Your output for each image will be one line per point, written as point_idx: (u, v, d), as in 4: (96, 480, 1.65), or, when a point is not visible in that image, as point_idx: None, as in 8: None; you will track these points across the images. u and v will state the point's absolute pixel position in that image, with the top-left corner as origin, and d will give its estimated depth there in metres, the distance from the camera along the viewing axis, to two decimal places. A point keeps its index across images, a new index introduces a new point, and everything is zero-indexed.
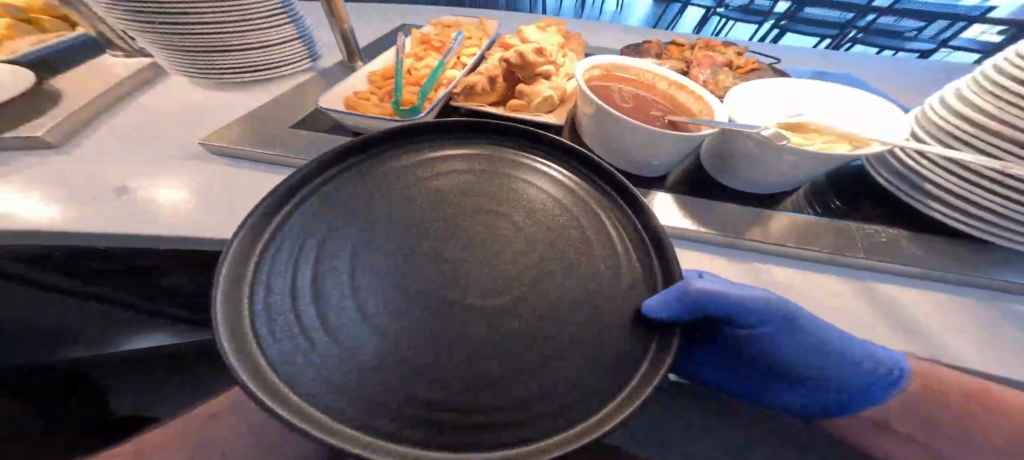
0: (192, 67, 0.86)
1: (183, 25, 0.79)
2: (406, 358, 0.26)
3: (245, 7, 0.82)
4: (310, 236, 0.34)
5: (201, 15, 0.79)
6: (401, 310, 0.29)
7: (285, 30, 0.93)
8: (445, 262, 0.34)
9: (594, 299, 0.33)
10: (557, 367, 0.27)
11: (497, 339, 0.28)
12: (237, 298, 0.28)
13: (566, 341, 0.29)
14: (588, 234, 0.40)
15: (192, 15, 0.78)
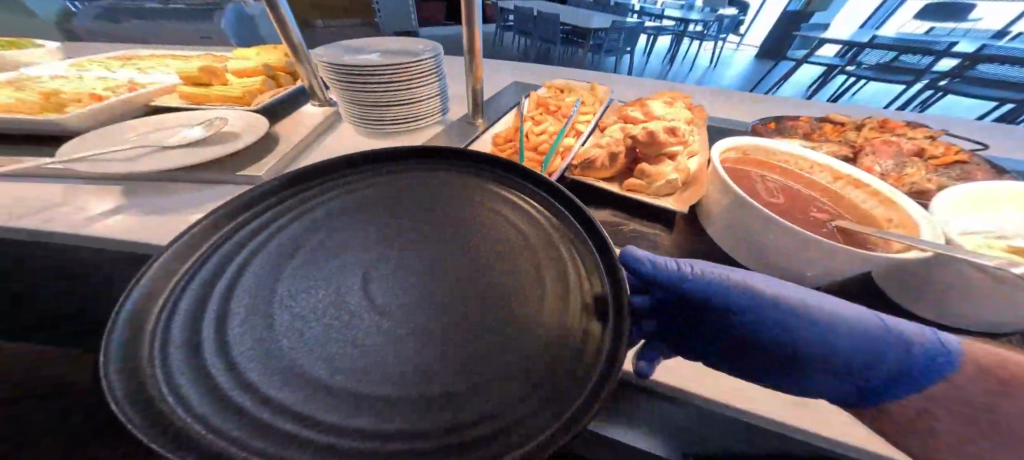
0: (361, 113, 0.91)
1: (357, 77, 0.85)
2: (301, 390, 0.28)
3: (404, 69, 0.85)
4: (236, 266, 0.38)
5: (365, 70, 0.83)
6: (331, 329, 0.34)
7: (430, 85, 0.93)
8: (359, 283, 0.39)
9: (513, 325, 0.36)
10: (461, 383, 0.29)
11: (418, 355, 0.32)
12: (145, 356, 0.30)
13: (447, 349, 0.32)
14: (521, 270, 0.43)
15: (366, 70, 0.83)
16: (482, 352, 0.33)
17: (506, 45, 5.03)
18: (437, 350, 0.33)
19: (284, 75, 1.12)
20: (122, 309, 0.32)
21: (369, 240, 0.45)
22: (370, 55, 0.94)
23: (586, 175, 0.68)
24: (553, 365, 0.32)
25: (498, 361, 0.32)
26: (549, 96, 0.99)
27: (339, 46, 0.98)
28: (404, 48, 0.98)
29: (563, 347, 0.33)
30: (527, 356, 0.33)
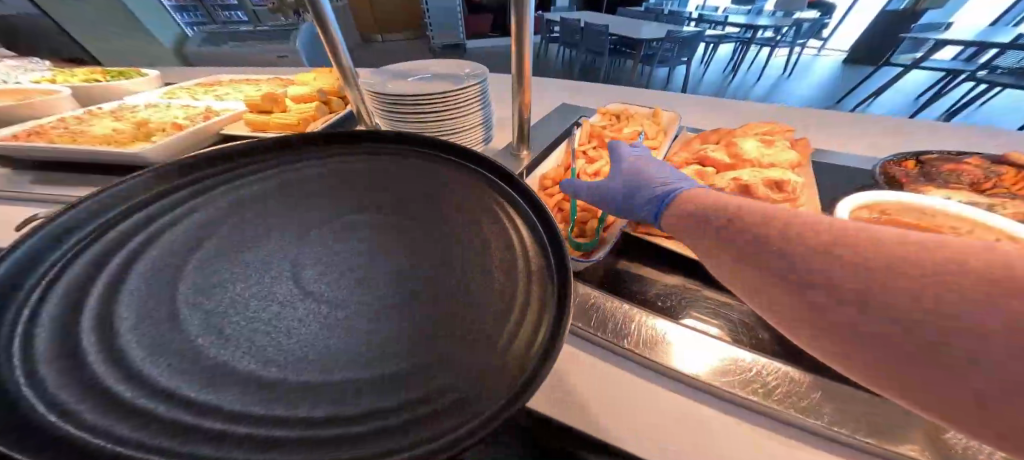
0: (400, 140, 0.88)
1: (400, 104, 0.81)
2: (213, 380, 0.26)
3: (445, 98, 0.80)
4: (147, 250, 0.34)
5: (407, 97, 0.80)
6: (236, 295, 0.31)
7: (473, 113, 0.86)
8: (298, 274, 0.35)
9: (445, 309, 0.33)
10: (390, 378, 0.27)
11: (330, 333, 0.30)
12: (35, 343, 0.26)
13: (372, 346, 0.29)
14: (463, 251, 0.39)
15: (408, 97, 0.80)
16: (394, 340, 0.30)
17: (550, 56, 4.95)
18: (342, 327, 0.30)
19: (336, 99, 1.15)
20: None
21: (308, 209, 0.42)
22: (414, 81, 0.90)
23: None
24: (480, 357, 0.30)
25: (418, 349, 0.30)
26: (603, 124, 0.89)
27: (385, 72, 0.96)
28: (448, 72, 0.94)
29: (499, 344, 0.31)
30: (453, 348, 0.30)
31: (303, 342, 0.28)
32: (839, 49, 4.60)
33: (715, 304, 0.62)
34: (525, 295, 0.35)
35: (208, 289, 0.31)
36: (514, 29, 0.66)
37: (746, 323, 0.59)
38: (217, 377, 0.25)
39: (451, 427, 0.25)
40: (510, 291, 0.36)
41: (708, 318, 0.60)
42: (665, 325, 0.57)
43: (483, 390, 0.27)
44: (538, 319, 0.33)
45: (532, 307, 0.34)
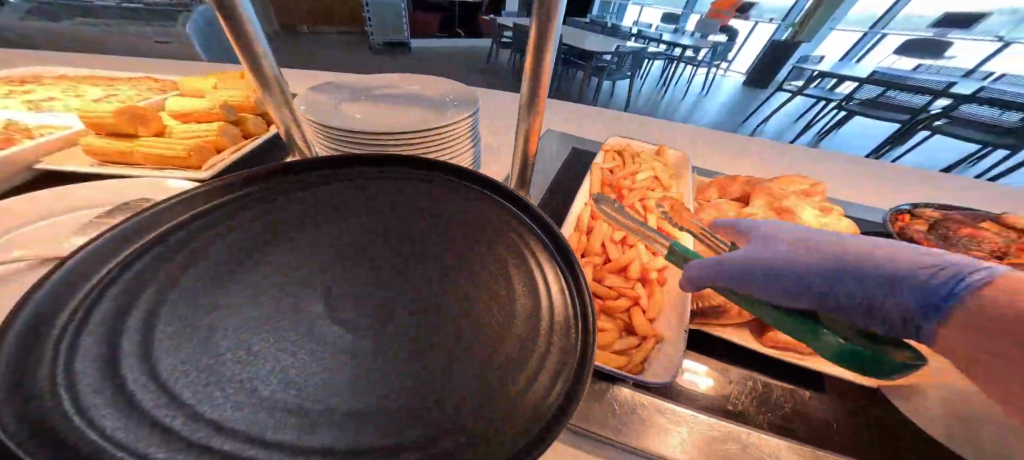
0: None
1: (358, 142, 0.57)
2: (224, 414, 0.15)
3: (423, 135, 0.58)
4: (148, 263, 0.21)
5: (369, 134, 0.56)
6: (229, 291, 0.21)
7: (459, 150, 0.65)
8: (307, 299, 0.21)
9: (433, 334, 0.21)
10: (343, 436, 0.16)
11: (266, 383, 0.17)
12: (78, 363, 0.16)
13: (313, 386, 0.17)
14: (454, 245, 0.27)
15: (371, 135, 0.56)
16: (388, 365, 0.19)
17: (494, 62, 4.78)
18: (313, 364, 0.18)
19: (251, 116, 0.82)
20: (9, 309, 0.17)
21: (258, 198, 0.27)
22: (376, 106, 0.66)
23: (711, 325, 0.52)
24: (490, 391, 0.19)
25: (402, 382, 0.19)
26: (612, 165, 0.76)
27: (328, 89, 0.70)
28: (420, 94, 0.72)
29: (502, 378, 0.20)
30: (454, 370, 0.20)
31: (309, 372, 0.18)
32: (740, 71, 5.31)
33: (749, 380, 0.48)
34: (544, 317, 0.24)
35: (216, 279, 0.21)
36: (532, 51, 0.49)
37: (796, 410, 0.45)
38: (236, 401, 0.16)
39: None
40: (526, 306, 0.24)
41: (734, 401, 0.46)
42: (674, 408, 0.44)
43: (488, 435, 0.17)
44: (560, 356, 0.22)
45: (552, 333, 0.23)
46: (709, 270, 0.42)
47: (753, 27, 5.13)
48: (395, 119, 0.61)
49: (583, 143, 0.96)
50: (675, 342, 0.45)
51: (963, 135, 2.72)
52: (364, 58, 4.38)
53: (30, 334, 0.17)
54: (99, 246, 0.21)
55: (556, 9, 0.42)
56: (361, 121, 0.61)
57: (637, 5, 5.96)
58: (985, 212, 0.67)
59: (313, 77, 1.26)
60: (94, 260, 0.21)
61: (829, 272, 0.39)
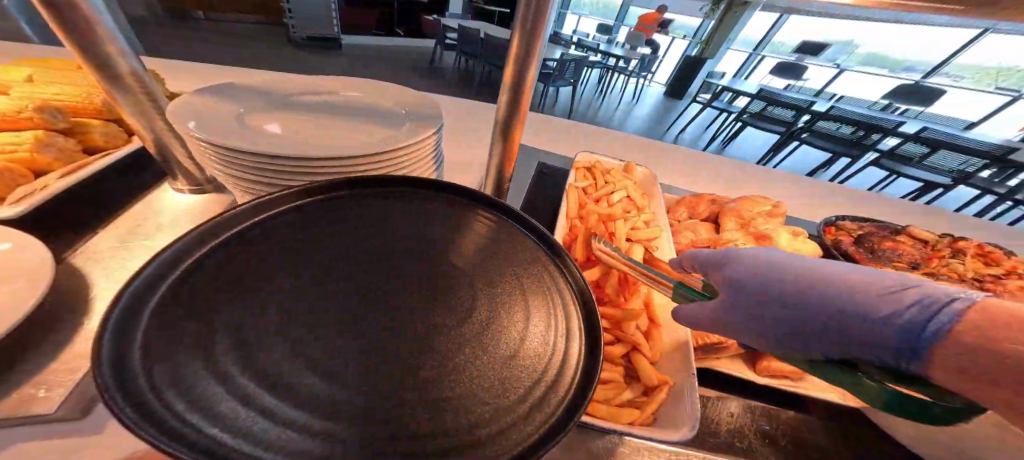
0: None
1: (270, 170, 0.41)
2: (340, 402, 0.19)
3: (373, 159, 0.45)
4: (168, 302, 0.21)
5: (286, 160, 0.40)
6: (320, 302, 0.23)
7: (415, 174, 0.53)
8: (361, 315, 0.24)
9: (479, 324, 0.25)
10: (433, 389, 0.21)
11: (365, 377, 0.20)
12: (148, 377, 0.17)
13: (399, 359, 0.22)
14: (473, 254, 0.31)
15: (290, 162, 0.41)
16: (456, 350, 0.23)
17: (435, 63, 4.57)
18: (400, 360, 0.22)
19: (97, 122, 0.55)
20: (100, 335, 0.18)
21: (283, 224, 0.28)
22: (304, 118, 0.51)
23: (709, 358, 0.51)
24: (534, 363, 0.24)
25: (469, 359, 0.23)
26: (585, 185, 0.73)
27: (222, 89, 0.50)
28: (362, 104, 0.58)
29: (539, 353, 0.25)
30: (503, 350, 0.24)
31: (376, 361, 0.21)
32: (661, 83, 5.95)
33: (746, 411, 0.45)
34: (561, 307, 0.29)
35: (280, 291, 0.23)
36: (514, 55, 0.46)
37: (793, 440, 0.43)
38: (318, 384, 0.19)
39: (510, 438, 0.20)
40: (547, 299, 0.29)
41: (739, 436, 0.42)
42: (659, 444, 0.38)
43: (537, 397, 0.22)
44: (577, 336, 0.27)
45: (568, 319, 0.28)
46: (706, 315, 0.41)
47: (670, 45, 5.78)
48: (336, 137, 0.48)
49: (554, 158, 0.91)
50: (683, 384, 0.42)
51: (819, 144, 3.42)
52: (283, 51, 3.85)
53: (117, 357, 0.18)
54: (157, 266, 0.22)
55: (547, 14, 0.40)
56: (282, 139, 0.44)
57: (573, 16, 6.31)
58: (896, 225, 0.84)
59: (209, 74, 1.00)
60: (151, 289, 0.21)
61: (852, 320, 0.32)
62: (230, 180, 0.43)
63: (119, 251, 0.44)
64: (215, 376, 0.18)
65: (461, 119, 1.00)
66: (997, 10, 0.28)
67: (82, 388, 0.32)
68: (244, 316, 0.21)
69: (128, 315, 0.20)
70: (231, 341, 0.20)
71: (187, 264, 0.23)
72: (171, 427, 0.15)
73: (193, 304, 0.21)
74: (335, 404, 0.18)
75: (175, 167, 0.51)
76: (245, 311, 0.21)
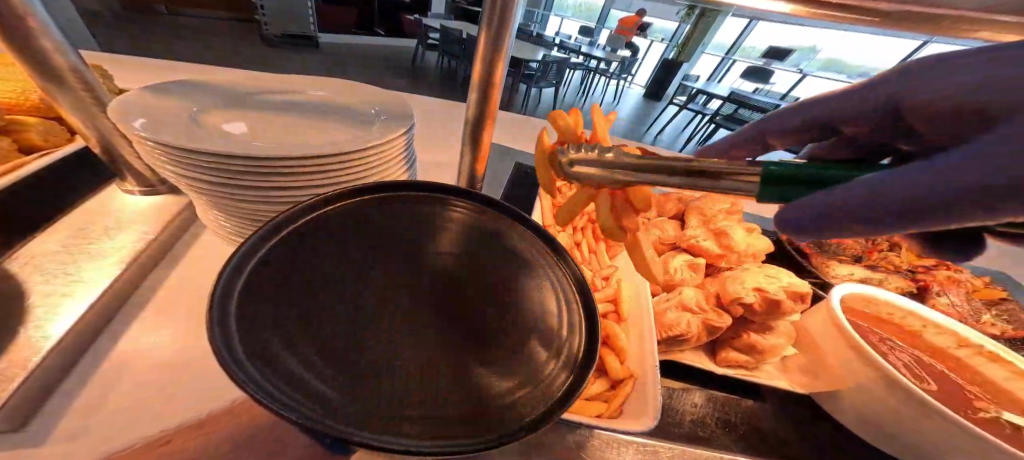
0: (242, 229, 0.47)
1: (229, 171, 0.40)
2: (405, 384, 0.21)
3: (339, 158, 0.44)
4: (243, 300, 0.22)
5: (244, 159, 0.39)
6: (368, 301, 0.25)
7: (387, 173, 0.52)
8: (405, 310, 0.26)
9: (492, 315, 0.27)
10: (478, 371, 0.24)
11: (412, 366, 0.22)
12: (251, 365, 0.19)
13: (448, 348, 0.24)
14: (495, 254, 0.33)
15: (249, 161, 0.39)
16: (470, 341, 0.25)
17: (416, 63, 4.52)
18: (424, 348, 0.24)
19: (34, 119, 0.52)
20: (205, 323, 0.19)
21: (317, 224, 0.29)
22: (267, 117, 0.50)
23: (674, 350, 0.51)
24: (543, 352, 0.27)
25: (503, 346, 0.26)
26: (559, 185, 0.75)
27: (176, 86, 0.48)
28: (330, 103, 0.57)
29: (561, 344, 0.28)
30: (514, 338, 0.27)
31: (429, 351, 0.23)
32: (640, 86, 6.10)
33: (709, 401, 0.48)
34: (561, 303, 0.31)
35: (335, 291, 0.25)
36: (481, 58, 0.46)
37: (751, 427, 0.45)
38: (389, 371, 0.22)
39: (545, 410, 0.22)
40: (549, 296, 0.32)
41: (701, 425, 0.44)
42: (628, 437, 0.39)
43: (547, 380, 0.25)
44: (576, 329, 0.30)
45: (567, 313, 0.31)
46: (877, 194, 0.18)
47: (648, 48, 5.93)
48: (303, 137, 0.47)
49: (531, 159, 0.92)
50: (647, 371, 0.44)
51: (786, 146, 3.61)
52: (256, 49, 3.71)
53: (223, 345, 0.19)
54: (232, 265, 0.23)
55: (512, 17, 0.41)
56: (244, 139, 0.43)
57: (555, 19, 6.39)
58: None
59: (169, 72, 0.95)
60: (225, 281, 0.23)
61: None
62: (183, 181, 0.41)
63: (61, 255, 0.41)
64: (307, 365, 0.20)
65: (437, 120, 0.99)
66: (915, 21, 0.31)
67: (15, 401, 0.30)
68: (316, 314, 0.23)
69: (219, 307, 0.21)
70: (301, 333, 0.22)
71: (249, 263, 0.24)
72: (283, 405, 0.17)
73: (271, 296, 0.23)
74: (390, 386, 0.21)
75: (128, 166, 0.50)
76: (317, 308, 0.23)
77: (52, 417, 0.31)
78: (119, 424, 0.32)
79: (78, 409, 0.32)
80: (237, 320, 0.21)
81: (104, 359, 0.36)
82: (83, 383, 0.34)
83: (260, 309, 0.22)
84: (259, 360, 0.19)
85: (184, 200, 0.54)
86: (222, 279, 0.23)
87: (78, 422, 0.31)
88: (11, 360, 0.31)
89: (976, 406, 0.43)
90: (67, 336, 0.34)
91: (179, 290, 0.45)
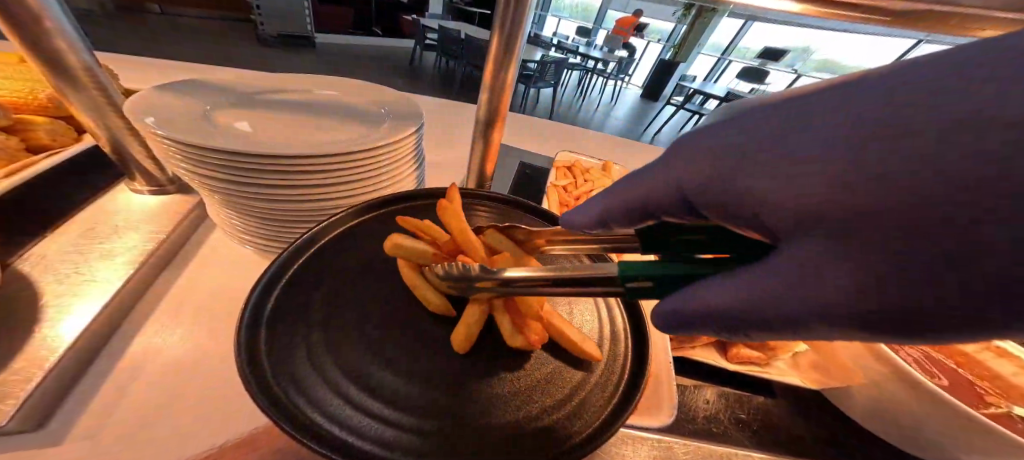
0: (251, 234, 0.48)
1: (244, 173, 0.40)
2: (403, 421, 0.27)
3: (351, 159, 0.44)
4: (274, 351, 0.29)
5: (260, 162, 0.39)
6: (377, 347, 0.32)
7: (397, 173, 0.52)
8: (405, 354, 0.32)
9: (527, 366, 0.34)
10: (464, 410, 0.29)
11: (410, 405, 0.29)
12: (285, 406, 0.26)
13: (440, 389, 0.30)
14: None
15: (264, 164, 0.39)
16: (493, 393, 0.31)
17: (414, 62, 4.51)
18: (447, 407, 0.29)
19: (41, 119, 0.51)
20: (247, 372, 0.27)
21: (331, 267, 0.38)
22: (277, 116, 0.49)
23: (684, 347, 0.51)
24: (550, 413, 0.30)
25: (487, 385, 0.31)
26: (566, 183, 0.75)
27: (186, 84, 0.48)
28: (337, 102, 0.57)
29: (542, 381, 0.33)
30: (533, 390, 0.32)
31: (426, 393, 0.30)
32: (638, 86, 6.13)
33: (721, 397, 0.48)
34: (599, 373, 0.34)
35: (348, 340, 0.32)
36: (492, 58, 0.46)
37: (763, 423, 0.46)
38: (390, 409, 0.28)
39: (520, 442, 0.28)
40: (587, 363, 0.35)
41: (715, 421, 0.45)
42: (640, 433, 0.40)
43: (534, 430, 0.29)
44: (601, 404, 0.31)
45: (600, 386, 0.33)
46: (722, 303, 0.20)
47: (645, 49, 5.95)
48: (314, 136, 0.47)
49: (535, 158, 0.92)
50: (659, 365, 0.44)
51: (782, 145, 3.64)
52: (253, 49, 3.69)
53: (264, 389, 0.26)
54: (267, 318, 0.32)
55: (525, 18, 0.41)
56: (255, 138, 0.43)
57: (553, 18, 6.40)
58: None
59: (170, 71, 0.94)
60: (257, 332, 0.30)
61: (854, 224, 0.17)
62: (195, 179, 0.41)
63: (71, 254, 0.41)
64: (324, 406, 0.27)
65: (441, 120, 0.99)
66: (927, 21, 0.31)
67: (32, 401, 0.30)
68: (332, 361, 0.30)
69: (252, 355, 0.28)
70: (320, 378, 0.29)
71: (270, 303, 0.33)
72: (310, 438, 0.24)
73: (295, 346, 0.30)
74: (392, 422, 0.27)
75: (137, 166, 0.49)
76: (332, 356, 0.31)
77: (69, 417, 0.31)
78: (134, 423, 0.32)
79: (93, 408, 0.32)
80: (275, 348, 0.30)
81: (116, 358, 0.36)
82: (98, 383, 0.34)
83: (291, 357, 0.30)
84: (295, 389, 0.27)
85: (192, 199, 0.54)
86: (271, 313, 0.32)
87: (95, 421, 0.31)
88: (26, 360, 0.31)
89: (988, 401, 0.44)
90: (81, 335, 0.34)
91: (189, 289, 0.45)
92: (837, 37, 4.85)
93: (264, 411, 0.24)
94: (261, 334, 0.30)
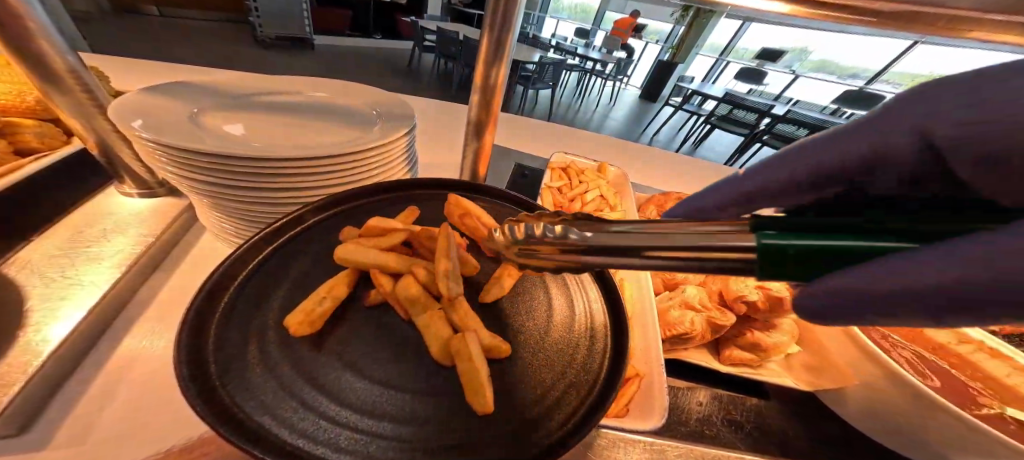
0: (229, 233, 0.48)
1: (217, 176, 0.39)
2: (358, 424, 0.27)
3: (335, 162, 0.44)
4: (233, 353, 0.29)
5: (233, 165, 0.38)
6: (337, 350, 0.32)
7: (386, 175, 0.52)
8: (370, 356, 0.32)
9: (498, 365, 0.33)
10: (423, 411, 0.29)
11: (367, 406, 0.28)
12: (229, 413, 0.25)
13: (401, 392, 0.30)
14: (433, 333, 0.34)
15: (239, 167, 0.39)
16: (458, 396, 0.31)
17: (411, 63, 4.50)
18: (410, 412, 0.29)
19: (29, 123, 0.51)
20: (192, 372, 0.26)
21: (314, 272, 0.38)
22: (267, 117, 0.49)
23: (677, 349, 0.51)
24: (517, 422, 0.29)
25: (452, 388, 0.31)
26: (560, 185, 0.74)
27: (176, 87, 0.48)
28: (329, 104, 0.56)
29: (509, 384, 0.32)
30: (501, 393, 0.31)
31: (385, 393, 0.29)
32: (636, 86, 6.13)
33: (714, 400, 0.48)
34: (568, 373, 0.33)
35: (317, 341, 0.32)
36: (484, 59, 0.46)
37: (757, 425, 0.46)
38: (346, 411, 0.28)
39: (480, 445, 0.28)
40: (561, 362, 0.35)
41: (708, 424, 0.45)
42: (633, 436, 0.39)
43: (495, 434, 0.28)
44: (568, 407, 0.31)
45: (567, 388, 0.32)
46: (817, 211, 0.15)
47: (644, 49, 5.96)
48: (303, 138, 0.47)
49: (530, 159, 0.91)
50: (652, 369, 0.44)
51: None
52: (252, 50, 3.69)
53: (209, 393, 0.26)
54: (229, 317, 0.31)
55: (513, 21, 0.41)
56: (242, 140, 0.43)
57: (551, 20, 6.39)
58: None
59: (164, 73, 0.94)
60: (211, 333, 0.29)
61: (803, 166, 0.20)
62: (181, 181, 0.41)
63: (59, 258, 0.41)
64: (274, 409, 0.27)
65: (436, 121, 0.99)
66: (913, 23, 0.31)
67: (16, 404, 0.30)
68: (290, 363, 0.30)
69: (200, 356, 0.28)
70: (276, 381, 0.28)
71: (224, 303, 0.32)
72: (256, 443, 0.24)
73: (256, 348, 0.30)
74: (344, 424, 0.27)
75: (125, 169, 0.49)
76: (290, 358, 0.30)
77: (53, 423, 0.31)
78: (117, 429, 0.32)
79: (78, 414, 0.32)
80: (224, 349, 0.29)
81: (105, 361, 0.36)
82: (82, 388, 0.34)
83: (246, 358, 0.29)
84: (243, 392, 0.27)
85: (183, 202, 0.54)
86: (226, 313, 0.31)
87: (78, 427, 0.31)
88: (12, 363, 0.31)
89: (982, 402, 0.44)
90: (68, 340, 0.34)
91: (178, 293, 0.44)
92: (834, 38, 4.86)
93: (202, 416, 0.24)
94: (217, 332, 0.30)
